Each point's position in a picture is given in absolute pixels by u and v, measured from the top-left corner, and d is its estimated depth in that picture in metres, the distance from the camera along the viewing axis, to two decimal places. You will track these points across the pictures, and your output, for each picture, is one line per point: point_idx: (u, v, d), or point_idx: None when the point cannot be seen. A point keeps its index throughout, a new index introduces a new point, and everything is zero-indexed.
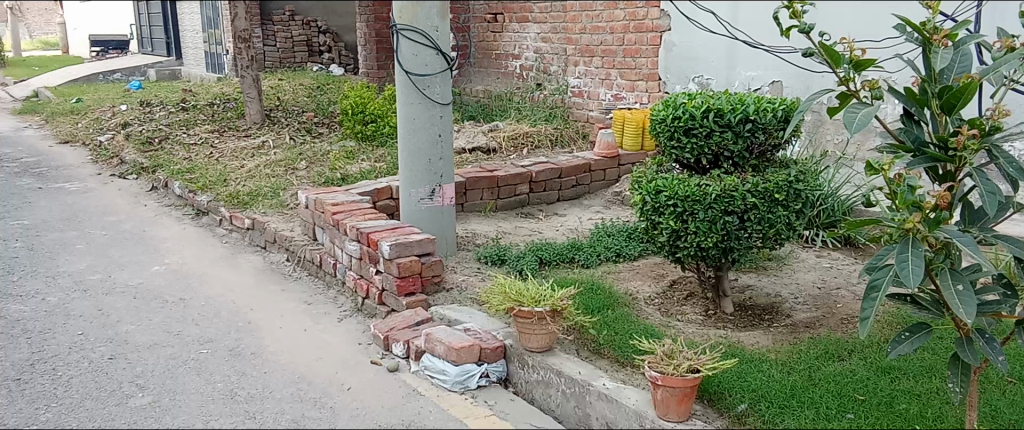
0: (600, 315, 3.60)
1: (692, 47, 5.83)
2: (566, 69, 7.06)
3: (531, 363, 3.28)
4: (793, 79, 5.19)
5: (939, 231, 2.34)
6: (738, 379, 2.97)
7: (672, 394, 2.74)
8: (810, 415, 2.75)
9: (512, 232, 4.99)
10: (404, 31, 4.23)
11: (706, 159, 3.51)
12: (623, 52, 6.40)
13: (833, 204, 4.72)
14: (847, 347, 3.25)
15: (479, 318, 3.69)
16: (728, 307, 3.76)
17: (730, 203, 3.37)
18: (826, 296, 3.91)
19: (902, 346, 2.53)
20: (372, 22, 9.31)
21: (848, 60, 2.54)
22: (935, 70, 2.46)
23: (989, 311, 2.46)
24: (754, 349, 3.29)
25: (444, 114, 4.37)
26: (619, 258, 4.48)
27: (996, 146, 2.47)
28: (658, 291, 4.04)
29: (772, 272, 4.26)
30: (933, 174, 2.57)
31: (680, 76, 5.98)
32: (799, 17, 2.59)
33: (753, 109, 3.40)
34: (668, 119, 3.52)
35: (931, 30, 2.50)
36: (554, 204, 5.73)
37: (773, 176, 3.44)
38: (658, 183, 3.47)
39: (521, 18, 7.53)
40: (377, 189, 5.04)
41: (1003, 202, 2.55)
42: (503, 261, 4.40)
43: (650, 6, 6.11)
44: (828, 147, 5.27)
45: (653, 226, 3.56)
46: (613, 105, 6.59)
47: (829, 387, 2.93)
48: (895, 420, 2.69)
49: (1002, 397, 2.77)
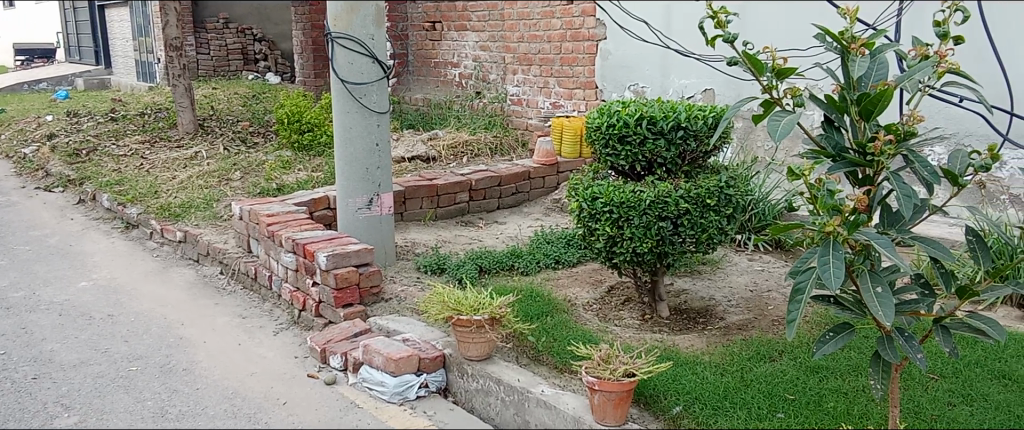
0: (539, 322, 3.62)
1: (627, 55, 5.95)
2: (504, 77, 7.09)
3: (470, 372, 3.27)
4: (725, 86, 5.39)
5: (858, 233, 2.42)
6: (673, 382, 3.03)
7: (609, 399, 2.77)
8: (742, 416, 2.81)
9: (451, 240, 4.98)
10: (339, 39, 4.19)
11: (640, 166, 3.57)
12: (561, 60, 6.45)
13: (763, 209, 4.84)
14: (778, 348, 3.33)
15: (418, 327, 3.67)
16: (664, 311, 3.83)
17: (664, 209, 3.42)
18: (757, 299, 4.00)
19: (827, 346, 2.61)
20: (309, 29, 9.20)
21: (771, 69, 2.62)
22: (853, 78, 2.55)
23: (907, 310, 2.55)
24: (689, 352, 3.35)
25: (381, 122, 4.33)
26: (558, 264, 4.51)
27: (912, 151, 2.57)
28: (596, 296, 4.09)
29: (706, 276, 4.36)
30: (853, 179, 2.66)
31: (616, 85, 6.08)
32: (723, 27, 2.66)
33: (684, 117, 3.47)
34: (602, 126, 3.58)
35: (850, 39, 2.59)
36: (494, 212, 5.74)
37: (704, 182, 3.51)
38: (594, 190, 3.52)
39: (459, 26, 7.54)
40: (314, 199, 4.97)
41: (919, 205, 2.64)
42: (442, 270, 4.38)
43: (586, 15, 6.17)
44: (759, 153, 5.40)
45: (590, 232, 3.60)
46: (551, 113, 6.64)
47: (761, 387, 3.00)
48: (823, 419, 2.77)
49: (924, 394, 2.87)
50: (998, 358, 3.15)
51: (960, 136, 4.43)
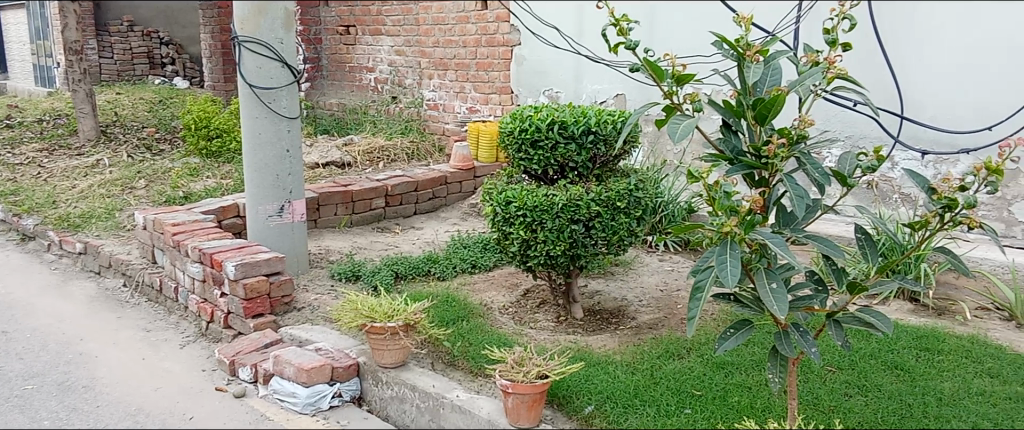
0: (454, 327, 3.62)
1: (542, 61, 6.02)
2: (420, 82, 7.06)
3: (385, 379, 3.24)
4: (635, 92, 5.52)
5: (754, 233, 2.52)
6: (585, 382, 3.08)
7: (523, 401, 2.80)
8: (651, 413, 2.88)
9: (366, 247, 4.93)
10: (246, 43, 4.09)
11: (552, 170, 3.61)
12: (476, 65, 6.48)
13: (673, 210, 4.96)
14: (686, 345, 3.42)
15: (331, 336, 3.61)
16: (578, 312, 3.88)
17: (575, 212, 3.46)
18: (667, 298, 4.11)
19: (728, 342, 2.69)
20: (218, 33, 8.97)
21: (671, 75, 2.70)
22: (749, 83, 2.65)
23: (802, 306, 2.66)
24: (601, 352, 3.41)
25: (292, 128, 4.25)
26: (474, 269, 4.52)
27: (804, 153, 2.68)
28: (512, 300, 4.11)
29: (618, 276, 4.45)
30: (750, 181, 2.75)
31: (531, 90, 6.14)
32: (625, 34, 2.72)
33: (594, 121, 3.53)
34: (515, 131, 3.60)
35: (745, 46, 2.69)
36: (410, 217, 5.71)
37: (614, 185, 3.57)
38: (508, 194, 3.54)
39: (373, 30, 7.47)
40: (222, 207, 4.84)
41: (812, 204, 2.75)
42: (357, 277, 4.33)
43: (500, 21, 6.21)
44: (669, 157, 5.54)
45: (505, 236, 3.62)
46: (468, 117, 6.65)
47: (670, 384, 3.08)
48: (728, 413, 2.86)
49: (822, 386, 3.00)
50: (890, 349, 3.31)
51: (855, 139, 4.63)
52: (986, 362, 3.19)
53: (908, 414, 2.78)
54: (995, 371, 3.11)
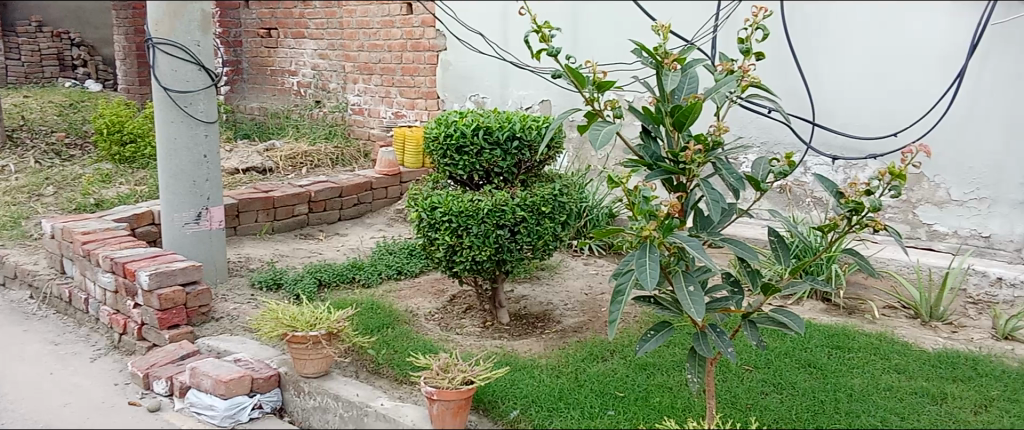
0: (379, 335, 3.57)
1: (468, 66, 6.04)
2: (344, 86, 6.97)
3: (307, 389, 3.18)
4: (560, 98, 5.59)
5: (672, 236, 2.59)
6: (510, 386, 3.09)
7: (448, 408, 2.79)
8: (576, 416, 2.90)
9: (289, 254, 4.83)
10: (161, 45, 3.96)
11: (477, 175, 3.60)
12: (402, 70, 6.43)
13: (598, 214, 5.02)
14: (610, 348, 3.47)
15: (250, 347, 3.52)
16: (504, 317, 3.88)
17: (501, 217, 3.47)
18: (591, 301, 4.16)
19: (648, 344, 2.73)
20: (132, 35, 8.67)
21: (592, 82, 2.74)
22: (667, 91, 2.71)
23: (719, 307, 2.73)
24: (527, 357, 3.42)
25: (210, 132, 4.13)
26: (400, 275, 4.47)
27: (719, 159, 2.76)
28: (438, 306, 4.09)
29: (544, 281, 4.49)
30: (668, 185, 2.81)
31: (458, 95, 6.15)
32: (547, 40, 2.73)
33: (519, 127, 3.54)
34: (440, 137, 3.58)
35: (662, 55, 2.76)
36: (335, 224, 5.63)
37: (539, 190, 3.58)
38: (433, 200, 3.52)
39: (296, 33, 7.33)
40: (136, 214, 4.67)
41: (727, 209, 2.83)
42: (279, 286, 4.24)
43: (425, 25, 6.18)
44: (593, 162, 5.62)
45: (430, 242, 3.60)
46: (394, 122, 6.59)
47: (594, 387, 3.12)
48: (649, 413, 2.91)
49: (739, 385, 3.09)
50: (804, 348, 3.43)
51: (770, 145, 4.79)
52: (893, 358, 3.32)
53: (820, 411, 2.88)
54: (901, 367, 3.24)
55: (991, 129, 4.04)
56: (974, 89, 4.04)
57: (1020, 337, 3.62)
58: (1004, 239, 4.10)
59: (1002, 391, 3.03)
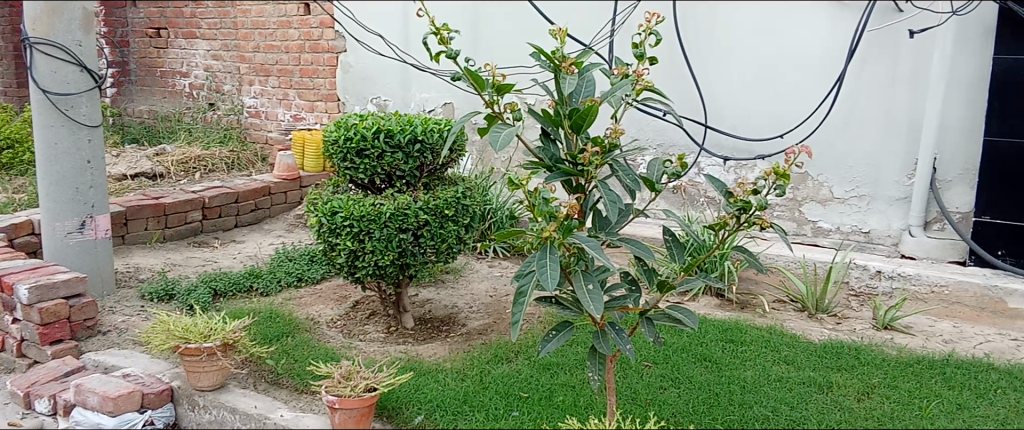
0: (278, 344, 3.48)
1: (369, 68, 5.96)
2: (239, 88, 6.76)
3: (201, 404, 3.06)
4: (461, 101, 5.60)
5: (571, 237, 2.63)
6: (415, 392, 3.07)
7: (351, 416, 2.75)
8: (480, 418, 2.91)
9: (181, 263, 4.64)
10: (38, 45, 3.73)
11: (379, 179, 3.54)
12: (300, 72, 6.29)
13: (501, 216, 5.05)
14: (514, 349, 3.49)
15: (140, 361, 3.36)
16: (409, 322, 3.84)
17: (403, 221, 3.42)
18: (496, 303, 4.18)
19: (550, 344, 2.76)
20: (7, 33, 8.14)
21: (491, 85, 2.74)
22: (565, 94, 2.74)
23: (617, 305, 2.79)
24: (432, 361, 3.40)
25: (94, 137, 3.92)
26: (300, 282, 4.37)
27: (616, 161, 2.81)
28: (340, 313, 4.01)
29: (449, 284, 4.48)
30: (568, 187, 2.85)
31: (359, 98, 6.05)
32: (446, 43, 2.70)
33: (420, 130, 3.51)
34: (340, 140, 3.51)
35: (560, 58, 2.79)
36: (231, 230, 5.44)
37: (442, 193, 3.56)
38: (333, 204, 3.44)
39: (187, 33, 7.06)
40: (14, 224, 4.39)
41: (624, 209, 2.89)
42: (172, 296, 4.07)
43: (323, 26, 6.08)
44: (497, 164, 5.64)
45: (331, 248, 3.52)
46: (292, 125, 6.44)
47: (498, 388, 3.13)
48: (553, 412, 2.94)
49: (639, 381, 3.17)
50: (700, 342, 3.55)
51: (666, 147, 4.93)
52: (783, 350, 3.47)
53: (716, 403, 2.98)
54: (790, 358, 3.39)
55: (868, 130, 4.28)
56: (853, 92, 4.28)
57: (898, 326, 3.82)
58: (882, 233, 4.37)
59: (882, 377, 3.19)
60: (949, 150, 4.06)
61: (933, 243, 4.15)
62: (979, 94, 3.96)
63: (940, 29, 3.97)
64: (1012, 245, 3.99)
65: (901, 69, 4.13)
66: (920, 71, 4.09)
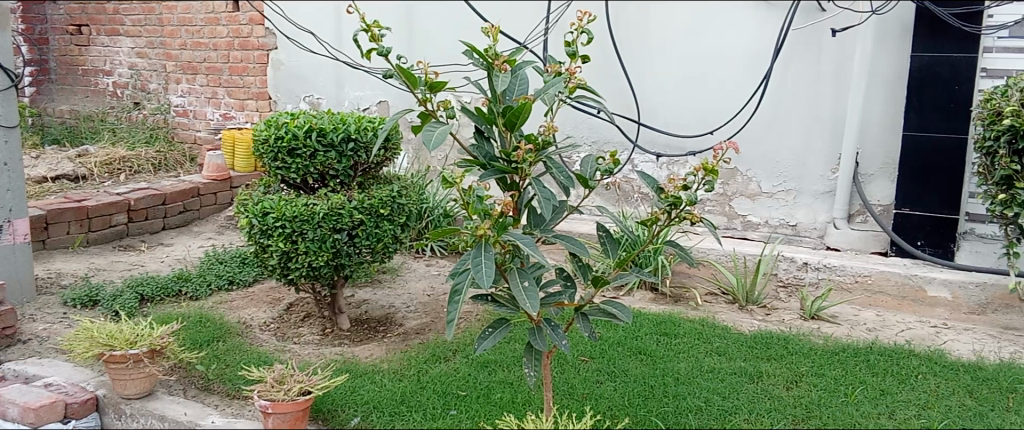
0: (209, 349, 3.39)
1: (301, 66, 5.88)
2: (166, 87, 6.56)
3: (128, 412, 2.96)
4: (395, 98, 5.56)
5: (506, 235, 2.63)
6: (351, 394, 3.04)
7: (284, 421, 2.70)
8: (418, 418, 2.89)
9: (106, 268, 4.48)
10: None
11: (312, 178, 3.48)
12: (229, 70, 6.15)
13: (437, 214, 5.03)
14: (451, 347, 3.48)
15: (63, 370, 3.23)
16: (344, 323, 3.78)
17: (337, 221, 3.37)
18: (433, 302, 4.15)
19: (486, 342, 2.74)
20: None
21: (424, 82, 2.72)
22: (498, 91, 2.74)
23: (553, 301, 2.80)
24: (368, 362, 3.36)
25: (10, 138, 3.76)
26: (232, 285, 4.26)
27: (550, 158, 2.82)
28: (273, 316, 3.93)
29: (385, 284, 4.44)
30: (502, 184, 2.85)
31: (290, 96, 5.96)
32: (377, 40, 2.66)
33: (354, 128, 3.46)
34: (270, 139, 3.44)
35: (493, 56, 2.78)
36: (158, 233, 5.28)
37: (377, 192, 3.51)
38: (264, 205, 3.37)
39: (111, 31, 6.82)
40: None
41: (558, 206, 2.91)
42: (96, 302, 3.92)
43: (253, 23, 5.95)
44: (432, 163, 5.62)
45: (263, 249, 3.44)
46: (222, 124, 6.29)
47: (436, 388, 3.11)
48: (491, 409, 2.94)
49: (576, 375, 3.20)
50: (635, 336, 3.60)
51: (600, 144, 4.99)
52: (715, 341, 3.55)
53: (650, 395, 3.03)
54: (722, 350, 3.46)
55: (794, 126, 4.42)
56: (779, 89, 4.41)
57: (824, 316, 3.94)
58: (808, 226, 4.50)
59: (810, 366, 3.28)
60: (871, 145, 4.22)
61: (857, 235, 4.29)
62: (898, 91, 4.11)
63: (861, 27, 4.12)
64: (931, 236, 4.08)
65: (824, 66, 4.27)
66: (843, 68, 4.23)
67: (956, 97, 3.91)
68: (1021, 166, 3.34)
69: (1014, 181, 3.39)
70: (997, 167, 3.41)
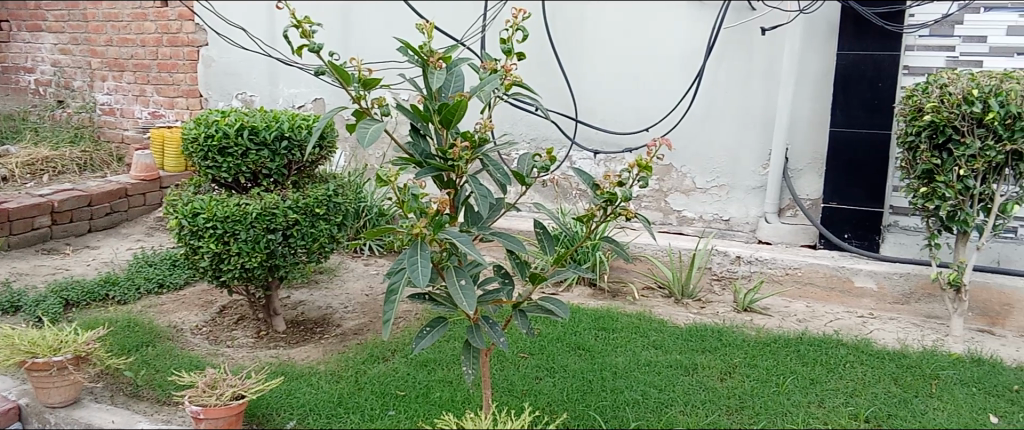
0: (138, 354, 3.29)
1: (233, 63, 5.79)
2: (92, 84, 6.35)
3: (52, 421, 2.85)
4: (330, 96, 5.52)
5: (443, 233, 2.61)
6: (287, 397, 2.98)
7: (217, 425, 2.64)
8: (356, 420, 2.85)
9: (28, 272, 4.31)
10: None
11: (244, 177, 3.40)
12: (158, 66, 5.99)
13: (375, 213, 4.98)
14: (390, 348, 3.45)
15: None
16: (280, 325, 3.72)
17: (271, 221, 3.30)
18: (371, 302, 4.11)
19: (424, 341, 2.70)
20: None
21: (358, 79, 2.68)
22: (433, 89, 2.71)
23: (491, 299, 2.79)
24: (304, 364, 3.30)
25: None
26: (162, 288, 4.15)
27: (487, 155, 2.80)
28: (205, 319, 3.83)
29: (322, 285, 4.37)
30: (439, 182, 2.83)
31: (223, 93, 5.86)
32: (308, 36, 2.61)
33: (287, 126, 3.40)
34: (199, 138, 3.35)
35: (428, 53, 2.74)
36: (84, 236, 5.10)
37: (312, 191, 3.45)
38: (194, 206, 3.27)
39: (32, 26, 6.55)
40: None
41: (495, 203, 2.90)
42: (17, 308, 3.77)
43: (183, 19, 5.80)
44: (370, 161, 5.58)
45: (193, 251, 3.35)
46: (151, 123, 6.11)
47: (374, 389, 3.08)
48: (430, 409, 2.92)
49: (515, 372, 3.20)
50: (574, 332, 3.62)
51: (538, 141, 5.01)
52: (652, 335, 3.60)
53: (589, 390, 3.06)
54: (659, 343, 3.51)
55: (727, 123, 4.51)
56: (713, 87, 4.50)
57: (757, 308, 4.04)
58: (741, 221, 4.60)
59: (743, 357, 3.36)
60: (800, 141, 4.34)
61: (788, 228, 4.40)
62: (825, 88, 4.24)
63: (789, 26, 4.23)
64: (857, 229, 4.20)
65: (756, 64, 4.38)
66: (773, 66, 4.34)
67: (879, 94, 4.02)
68: (941, 160, 3.47)
69: (935, 175, 3.51)
70: (919, 161, 3.54)
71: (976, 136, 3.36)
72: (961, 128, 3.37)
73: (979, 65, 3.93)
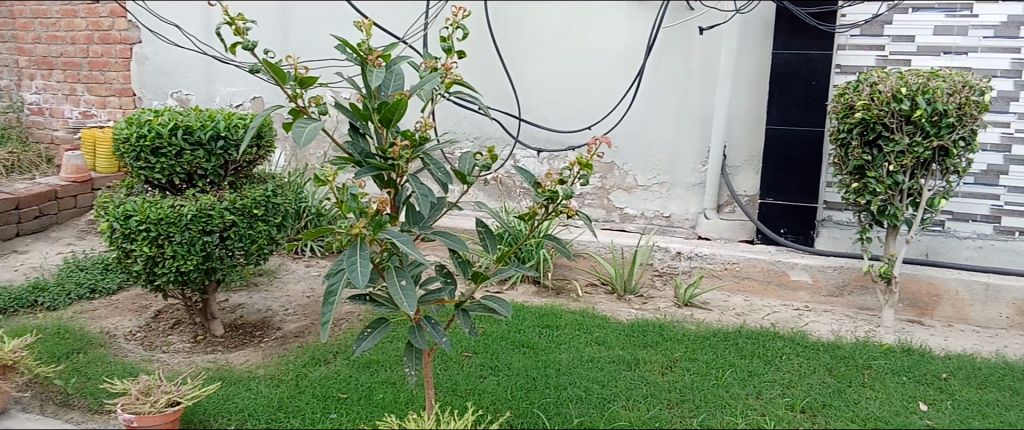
0: (67, 362, 3.19)
1: (167, 60, 5.64)
2: (19, 83, 6.13)
3: None
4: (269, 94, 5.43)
5: (383, 233, 2.59)
6: (224, 402, 2.93)
7: None
8: (296, 424, 2.81)
9: None
10: None
11: (179, 178, 3.33)
12: (89, 65, 5.82)
13: (317, 213, 4.92)
14: (332, 350, 3.41)
15: None
16: (218, 329, 3.64)
17: (207, 222, 3.23)
18: (313, 304, 4.06)
19: (365, 343, 2.67)
20: None
21: (293, 78, 2.63)
22: (372, 87, 2.68)
23: (433, 298, 2.78)
24: (243, 369, 3.24)
25: None
26: (94, 293, 4.02)
27: (427, 154, 2.78)
28: (140, 324, 3.73)
29: (262, 287, 4.30)
30: (379, 181, 2.80)
31: (157, 92, 5.70)
32: (242, 34, 2.55)
33: (224, 125, 3.32)
34: (132, 138, 3.26)
35: (366, 50, 2.71)
36: (12, 240, 4.92)
37: (250, 192, 3.38)
38: (126, 208, 3.18)
39: None
40: None
41: (436, 203, 2.88)
42: None
43: (115, 16, 5.66)
44: (312, 161, 5.50)
45: (126, 254, 3.26)
46: (82, 122, 5.93)
47: (316, 392, 3.04)
48: (372, 411, 2.90)
49: (459, 371, 3.20)
50: (518, 330, 3.63)
51: (482, 140, 5.01)
52: (594, 331, 3.63)
53: (532, 388, 3.07)
54: (602, 339, 3.54)
55: (668, 121, 4.57)
56: (654, 85, 4.55)
57: (697, 302, 4.10)
58: (682, 217, 4.67)
59: (683, 351, 3.41)
60: (738, 138, 4.43)
61: (727, 224, 4.49)
62: (761, 86, 4.33)
63: (726, 25, 4.30)
64: (793, 224, 4.29)
65: (695, 63, 4.44)
66: (711, 64, 4.41)
67: (813, 92, 4.12)
68: (871, 156, 3.58)
69: (866, 171, 3.62)
70: (851, 158, 3.65)
71: (904, 133, 3.47)
72: (890, 125, 3.48)
73: (907, 64, 4.05)
